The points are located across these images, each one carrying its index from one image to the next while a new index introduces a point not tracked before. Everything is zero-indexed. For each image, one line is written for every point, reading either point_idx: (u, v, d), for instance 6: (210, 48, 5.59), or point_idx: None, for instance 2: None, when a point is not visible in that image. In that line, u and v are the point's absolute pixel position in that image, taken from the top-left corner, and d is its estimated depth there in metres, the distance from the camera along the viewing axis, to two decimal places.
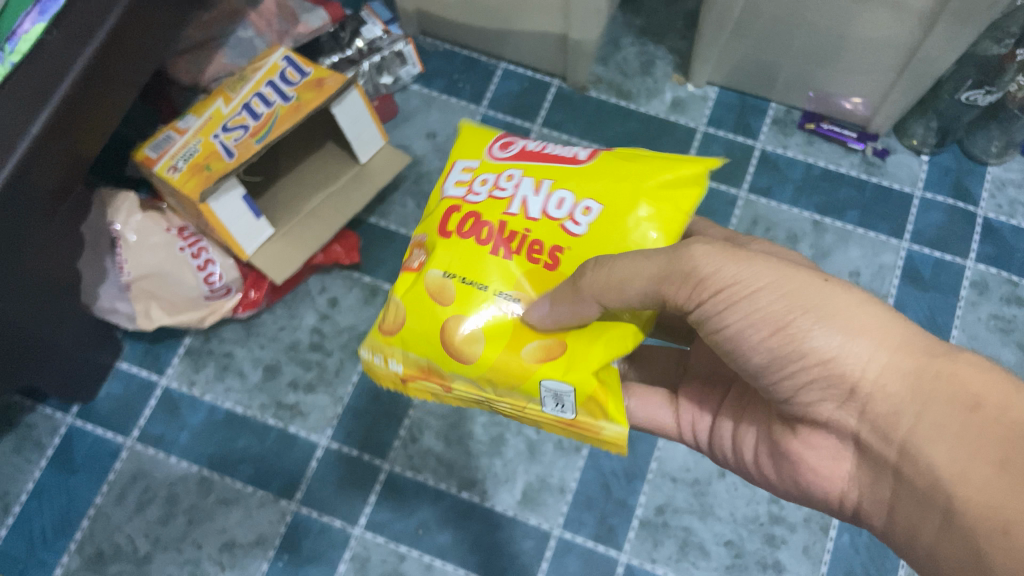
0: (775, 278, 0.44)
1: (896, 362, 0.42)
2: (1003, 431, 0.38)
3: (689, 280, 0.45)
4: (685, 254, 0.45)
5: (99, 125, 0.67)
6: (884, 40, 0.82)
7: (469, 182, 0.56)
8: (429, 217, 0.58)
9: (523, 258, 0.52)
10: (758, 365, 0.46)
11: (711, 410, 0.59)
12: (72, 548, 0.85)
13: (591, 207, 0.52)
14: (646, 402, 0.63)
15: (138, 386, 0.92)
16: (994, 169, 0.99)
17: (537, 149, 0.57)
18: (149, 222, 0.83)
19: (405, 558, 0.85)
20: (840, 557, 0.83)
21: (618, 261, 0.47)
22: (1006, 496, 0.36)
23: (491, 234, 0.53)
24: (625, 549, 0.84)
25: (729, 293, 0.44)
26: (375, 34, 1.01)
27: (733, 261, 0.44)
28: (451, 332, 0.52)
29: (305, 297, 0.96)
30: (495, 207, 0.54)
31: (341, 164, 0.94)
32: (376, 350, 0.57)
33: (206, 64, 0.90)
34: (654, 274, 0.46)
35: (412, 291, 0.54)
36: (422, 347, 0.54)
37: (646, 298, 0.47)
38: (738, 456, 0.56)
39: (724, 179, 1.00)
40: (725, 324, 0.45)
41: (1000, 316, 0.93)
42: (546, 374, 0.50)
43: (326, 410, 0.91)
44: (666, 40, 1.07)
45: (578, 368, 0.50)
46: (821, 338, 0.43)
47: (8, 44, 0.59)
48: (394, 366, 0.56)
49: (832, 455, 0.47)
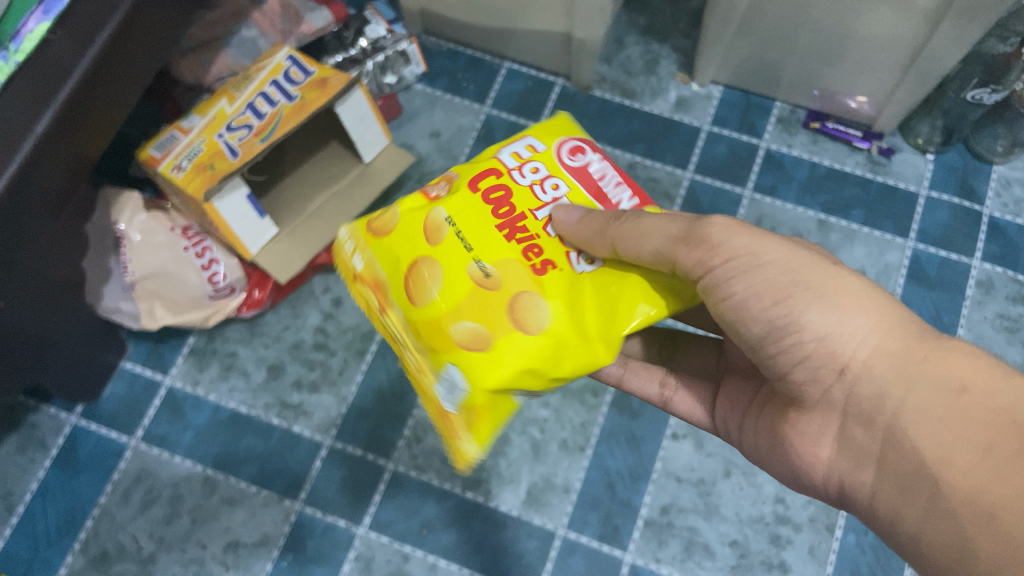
0: (784, 254, 0.45)
1: (886, 345, 0.43)
2: (987, 415, 0.38)
3: (702, 244, 0.45)
4: (703, 222, 0.46)
5: (103, 125, 0.67)
6: (891, 38, 0.81)
7: (524, 161, 0.54)
8: (474, 161, 0.57)
9: (517, 252, 0.51)
10: (756, 336, 0.45)
11: (741, 406, 0.56)
12: (76, 548, 0.86)
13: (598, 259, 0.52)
14: (687, 395, 0.62)
15: (143, 386, 0.92)
16: (999, 168, 0.99)
17: (598, 173, 0.55)
18: (154, 221, 0.83)
19: (409, 557, 0.85)
20: (845, 557, 0.82)
21: (645, 218, 0.48)
22: (991, 480, 0.37)
23: (508, 216, 0.52)
24: (630, 548, 0.84)
25: (739, 262, 0.44)
26: (379, 33, 1.00)
27: (746, 234, 0.45)
28: (414, 273, 0.52)
29: (309, 297, 0.96)
30: (525, 195, 0.53)
31: (345, 163, 0.94)
32: (348, 242, 0.57)
33: (210, 63, 0.90)
34: (676, 234, 0.47)
35: (418, 210, 0.54)
36: (388, 262, 0.54)
37: (659, 257, 0.47)
38: (755, 446, 0.53)
39: (729, 178, 1.00)
40: (731, 293, 0.45)
41: (1006, 315, 0.92)
42: (457, 362, 0.49)
43: (330, 409, 0.91)
44: (670, 39, 1.07)
45: (488, 377, 0.48)
46: (816, 314, 0.43)
47: (12, 43, 0.59)
48: (358, 260, 0.56)
49: (814, 440, 0.47)
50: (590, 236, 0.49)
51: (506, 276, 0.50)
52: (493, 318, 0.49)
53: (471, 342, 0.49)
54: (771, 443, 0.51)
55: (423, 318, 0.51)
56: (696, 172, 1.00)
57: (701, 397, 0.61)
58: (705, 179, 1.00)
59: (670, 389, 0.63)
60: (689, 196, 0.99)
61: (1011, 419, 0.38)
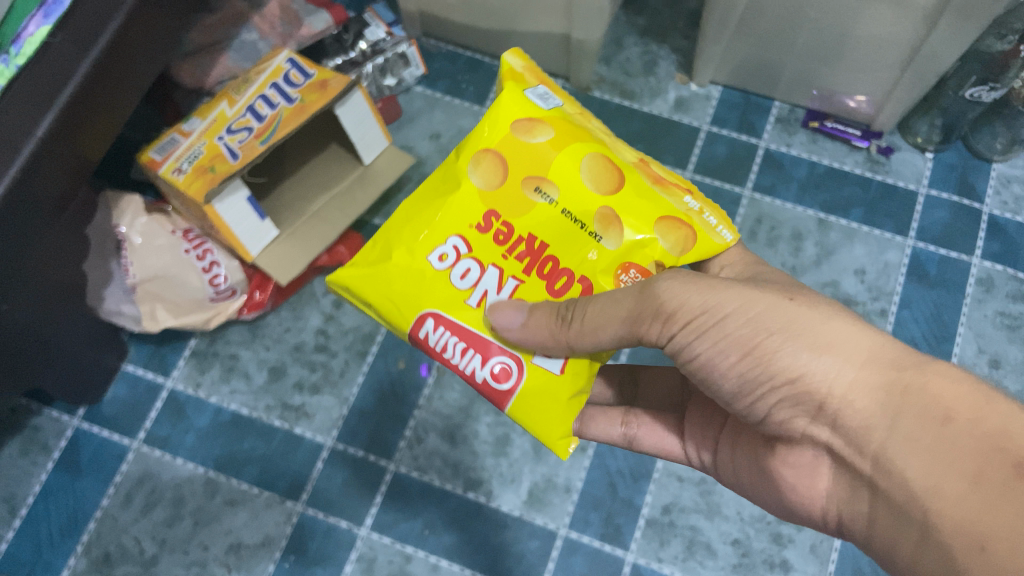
0: (741, 303, 0.45)
1: (863, 378, 0.42)
2: (974, 445, 0.37)
3: (659, 316, 0.47)
4: (652, 291, 0.47)
5: (104, 127, 0.68)
6: (889, 36, 0.82)
7: None
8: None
9: (508, 211, 0.51)
10: (730, 392, 0.47)
11: (711, 436, 0.58)
12: (78, 551, 0.86)
13: (440, 253, 0.51)
14: (654, 427, 0.62)
15: (144, 388, 0.92)
16: (999, 165, 0.99)
17: (473, 366, 0.51)
18: (155, 224, 0.84)
19: (411, 558, 0.85)
20: (847, 554, 0.82)
21: (590, 306, 0.48)
22: (981, 510, 0.36)
23: (533, 259, 0.51)
24: (631, 548, 0.84)
25: (696, 326, 0.46)
26: (378, 36, 1.00)
27: (699, 291, 0.46)
28: (613, 169, 0.52)
29: (310, 299, 0.96)
30: (539, 289, 0.51)
31: (345, 165, 0.94)
32: (719, 228, 0.53)
33: (211, 67, 0.90)
34: (626, 315, 0.48)
35: (641, 228, 0.51)
36: (637, 186, 0.52)
37: (619, 338, 0.49)
38: (737, 477, 0.55)
39: (728, 177, 1.00)
40: (696, 353, 0.47)
41: (1006, 313, 0.92)
42: (546, 112, 0.52)
43: (332, 411, 0.91)
44: (669, 39, 1.07)
45: (509, 106, 0.52)
46: (789, 354, 0.44)
47: (12, 47, 0.59)
48: (692, 202, 0.54)
49: (809, 472, 0.47)
50: (540, 340, 0.49)
51: (502, 188, 0.51)
52: (511, 156, 0.52)
53: (530, 126, 0.52)
54: (753, 475, 0.53)
55: (592, 145, 0.52)
56: (696, 172, 1.00)
57: (668, 426, 0.61)
58: (705, 179, 1.00)
59: (632, 425, 0.62)
60: None
61: (998, 448, 0.37)
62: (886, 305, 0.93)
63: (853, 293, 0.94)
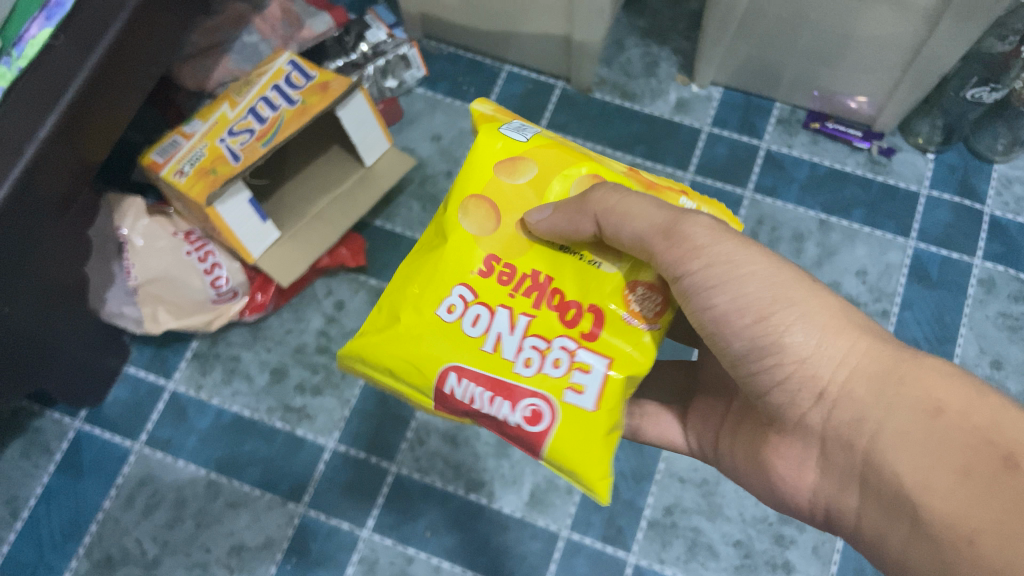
0: (769, 265, 0.44)
1: (864, 366, 0.43)
2: (964, 438, 0.38)
3: (682, 246, 0.45)
4: (684, 223, 0.45)
5: (105, 130, 0.68)
6: (890, 38, 0.82)
7: (580, 349, 0.48)
8: (626, 351, 0.48)
9: (508, 251, 0.50)
10: (739, 352, 0.46)
11: (714, 427, 0.57)
12: (80, 553, 0.86)
13: (446, 302, 0.49)
14: (659, 419, 0.62)
15: (146, 390, 0.92)
16: (1000, 166, 0.99)
17: (501, 412, 0.48)
18: (156, 226, 0.85)
19: (413, 560, 0.85)
20: (850, 556, 0.82)
21: (626, 199, 0.47)
22: (969, 504, 0.37)
23: (541, 295, 0.49)
24: (633, 549, 0.84)
25: (720, 269, 0.44)
26: (379, 38, 1.01)
27: (730, 241, 0.45)
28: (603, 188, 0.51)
29: (311, 300, 0.96)
30: (552, 322, 0.49)
31: (346, 167, 0.94)
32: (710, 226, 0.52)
33: (212, 69, 0.90)
34: (659, 225, 0.46)
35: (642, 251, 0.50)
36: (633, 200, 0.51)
37: (640, 241, 0.46)
38: (732, 467, 0.55)
39: (729, 178, 1.00)
40: (713, 303, 0.45)
41: (1008, 314, 0.92)
42: (523, 146, 0.51)
43: (333, 412, 0.91)
44: (670, 41, 1.07)
45: (486, 151, 0.51)
46: (799, 335, 0.44)
47: (13, 50, 0.59)
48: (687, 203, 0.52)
49: (797, 465, 0.48)
50: (569, 219, 0.47)
51: (499, 232, 0.50)
52: (501, 199, 0.51)
53: (512, 166, 0.51)
54: (748, 462, 0.52)
55: (575, 171, 0.52)
56: (697, 173, 1.00)
57: (674, 419, 0.61)
58: (706, 180, 1.00)
59: (637, 417, 0.62)
60: None
61: (988, 441, 0.37)
62: (888, 306, 0.93)
63: (854, 294, 0.94)
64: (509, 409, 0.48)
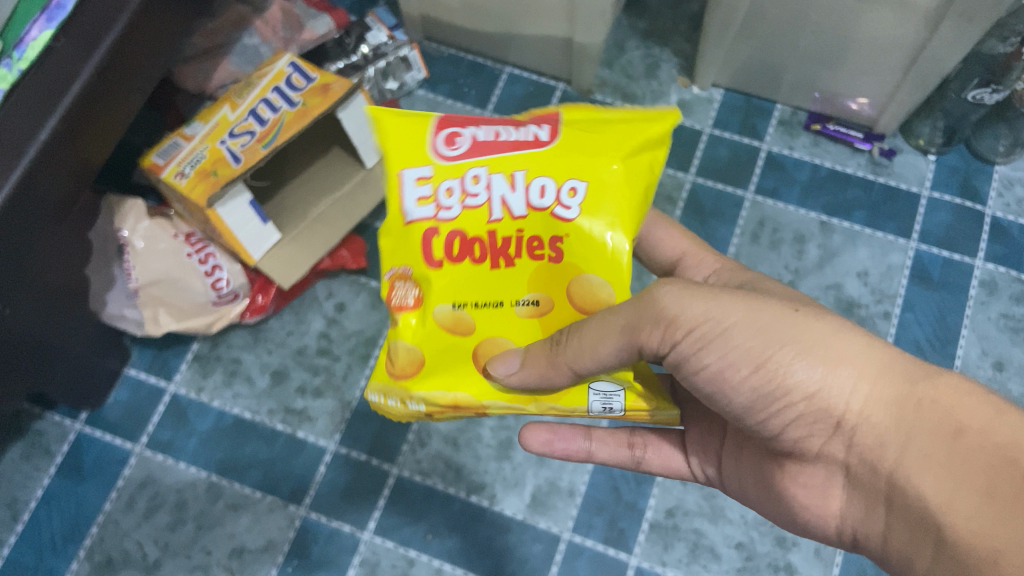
0: (746, 312, 0.45)
1: (878, 393, 0.43)
2: (987, 458, 0.38)
3: (660, 323, 0.46)
4: (651, 299, 0.47)
5: (108, 131, 0.68)
6: (891, 39, 0.82)
7: (435, 211, 0.52)
8: (403, 245, 0.54)
9: (539, 276, 0.53)
10: (745, 404, 0.46)
11: (715, 450, 0.58)
12: (81, 555, 0.85)
13: (576, 187, 0.51)
14: (660, 447, 0.61)
15: (146, 393, 0.92)
16: (1001, 168, 0.99)
17: (497, 136, 0.53)
18: (157, 228, 0.84)
19: (414, 562, 0.84)
20: (853, 558, 0.82)
21: (584, 330, 0.49)
22: (995, 525, 0.36)
23: (486, 248, 0.53)
24: (635, 552, 0.84)
25: (704, 331, 0.45)
26: (380, 40, 1.00)
27: (702, 299, 0.45)
28: (479, 359, 0.52)
29: (312, 302, 0.96)
30: (471, 227, 0.52)
31: (347, 168, 0.94)
32: (390, 394, 0.54)
33: (212, 71, 0.90)
34: (625, 324, 0.47)
35: (422, 329, 0.54)
36: (446, 359, 0.53)
37: (621, 354, 0.48)
38: (743, 491, 0.56)
39: (730, 180, 1.00)
40: (704, 364, 0.46)
41: (1010, 315, 0.92)
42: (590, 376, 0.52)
43: (334, 414, 0.91)
44: (670, 43, 1.07)
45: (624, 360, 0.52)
46: (804, 371, 0.43)
47: (14, 52, 0.59)
48: (415, 406, 0.53)
49: (821, 493, 0.48)
50: (543, 373, 0.50)
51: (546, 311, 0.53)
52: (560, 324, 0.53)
53: None
54: (761, 489, 0.53)
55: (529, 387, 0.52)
56: (697, 174, 1.00)
57: (673, 443, 0.61)
58: (707, 181, 1.00)
59: (639, 448, 0.62)
60: (691, 199, 0.99)
61: (1009, 460, 0.37)
62: (890, 308, 0.93)
63: (856, 296, 0.94)
64: (527, 133, 0.53)
